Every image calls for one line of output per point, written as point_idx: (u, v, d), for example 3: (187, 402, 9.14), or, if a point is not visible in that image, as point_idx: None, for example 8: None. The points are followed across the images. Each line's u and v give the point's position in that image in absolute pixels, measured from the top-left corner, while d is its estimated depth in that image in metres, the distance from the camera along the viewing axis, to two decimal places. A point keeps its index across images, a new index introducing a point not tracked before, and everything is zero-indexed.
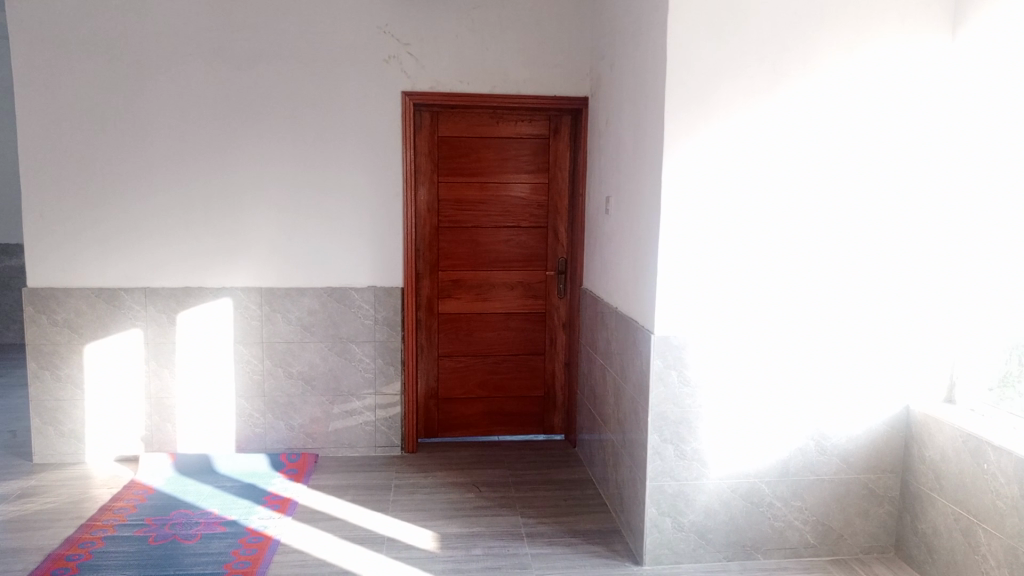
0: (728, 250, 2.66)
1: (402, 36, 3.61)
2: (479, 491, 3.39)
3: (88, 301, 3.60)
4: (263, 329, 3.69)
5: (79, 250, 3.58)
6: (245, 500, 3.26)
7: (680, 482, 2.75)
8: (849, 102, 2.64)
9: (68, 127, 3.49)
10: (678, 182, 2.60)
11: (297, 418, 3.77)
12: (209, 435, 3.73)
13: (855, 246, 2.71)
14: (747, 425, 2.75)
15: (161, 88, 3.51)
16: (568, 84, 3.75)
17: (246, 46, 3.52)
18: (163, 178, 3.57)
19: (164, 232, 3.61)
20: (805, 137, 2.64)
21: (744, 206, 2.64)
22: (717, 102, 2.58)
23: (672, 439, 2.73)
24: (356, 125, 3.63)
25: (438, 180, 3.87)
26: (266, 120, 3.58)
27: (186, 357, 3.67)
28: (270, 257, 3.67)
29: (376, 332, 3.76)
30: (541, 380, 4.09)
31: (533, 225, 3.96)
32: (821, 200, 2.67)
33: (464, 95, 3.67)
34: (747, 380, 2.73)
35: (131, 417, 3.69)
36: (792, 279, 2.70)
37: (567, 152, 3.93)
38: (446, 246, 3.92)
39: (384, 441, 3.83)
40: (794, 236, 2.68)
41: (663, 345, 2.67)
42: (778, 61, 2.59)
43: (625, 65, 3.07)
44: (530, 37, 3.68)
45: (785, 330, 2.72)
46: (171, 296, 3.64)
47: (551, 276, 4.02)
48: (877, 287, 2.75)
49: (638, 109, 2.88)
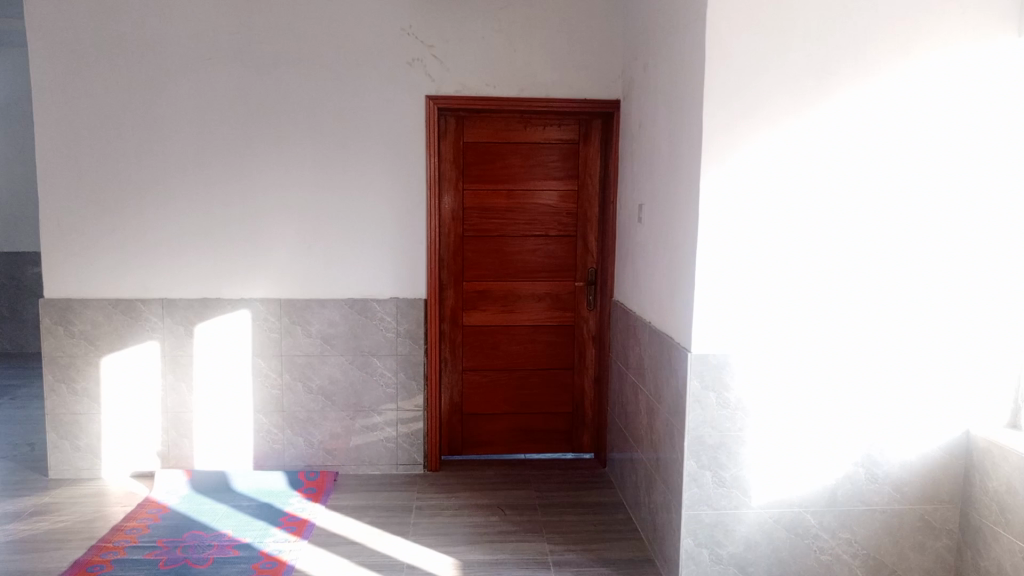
0: (771, 263, 2.48)
1: (426, 38, 3.47)
2: (503, 514, 3.23)
3: (104, 313, 3.52)
4: (282, 342, 3.58)
5: (95, 260, 3.50)
6: (260, 521, 3.14)
7: (718, 511, 2.57)
8: (904, 103, 2.44)
9: (86, 134, 3.41)
10: (718, 191, 2.42)
11: (317, 434, 3.64)
12: (227, 451, 3.62)
13: (911, 258, 2.51)
14: (792, 451, 2.55)
15: (180, 94, 3.42)
16: (599, 86, 3.58)
17: (266, 50, 3.42)
18: (181, 186, 3.47)
19: (181, 241, 3.51)
20: (856, 140, 2.44)
21: (788, 216, 2.46)
22: (760, 102, 2.40)
23: (710, 465, 2.54)
24: (378, 131, 3.50)
25: (463, 187, 3.72)
26: (286, 127, 3.47)
27: (203, 370, 3.57)
28: (290, 267, 3.56)
29: (398, 345, 3.62)
30: (570, 395, 3.92)
31: (561, 234, 3.79)
32: (874, 209, 2.47)
33: (490, 98, 3.53)
34: (792, 402, 2.53)
35: (147, 431, 3.59)
36: (842, 293, 2.50)
37: (598, 157, 3.76)
38: (471, 255, 3.78)
39: (406, 459, 3.69)
40: (844, 248, 2.48)
41: (701, 364, 2.49)
42: (827, 59, 2.40)
43: (660, 64, 2.90)
44: (559, 38, 3.53)
45: (834, 348, 2.52)
46: (188, 308, 3.54)
47: (580, 287, 3.84)
48: (935, 303, 2.54)
49: (674, 112, 2.71)
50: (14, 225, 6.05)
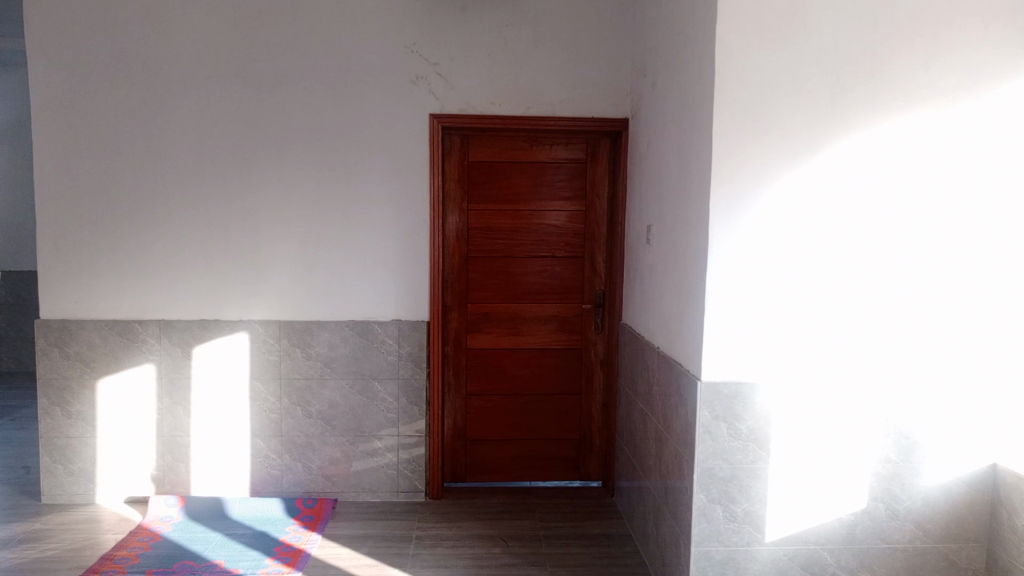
0: (784, 287, 2.37)
1: (431, 56, 3.41)
2: (506, 545, 3.11)
3: (101, 334, 3.45)
4: (281, 365, 3.49)
5: (92, 279, 3.44)
6: (254, 551, 3.03)
7: (730, 548, 2.44)
8: (924, 121, 2.34)
9: (86, 153, 3.36)
10: (728, 211, 2.32)
11: (316, 459, 3.54)
12: (223, 478, 3.52)
13: (933, 282, 2.39)
14: (808, 486, 2.43)
15: (181, 112, 3.36)
16: (607, 104, 3.50)
17: (268, 67, 3.36)
18: (180, 205, 3.41)
19: (180, 261, 3.44)
20: (873, 159, 2.34)
21: (802, 239, 2.35)
22: (773, 119, 2.31)
23: (720, 499, 2.42)
24: (381, 149, 3.43)
25: (468, 207, 3.64)
26: (287, 145, 3.40)
27: (200, 393, 3.48)
28: (290, 287, 3.48)
29: (399, 369, 3.52)
30: (577, 421, 3.80)
31: (568, 255, 3.70)
32: (892, 231, 2.37)
33: (496, 117, 3.45)
34: (807, 433, 2.41)
35: (142, 456, 3.50)
36: (860, 320, 2.39)
37: (606, 177, 3.67)
38: (475, 277, 3.68)
39: (408, 486, 3.58)
40: (861, 272, 2.37)
41: (711, 393, 2.37)
42: (842, 74, 2.31)
43: (669, 81, 2.81)
44: (566, 56, 3.45)
45: (850, 377, 2.40)
46: (186, 329, 3.46)
47: (588, 309, 3.74)
48: (958, 330, 2.41)
49: (683, 130, 2.62)
50: (13, 243, 6.04)
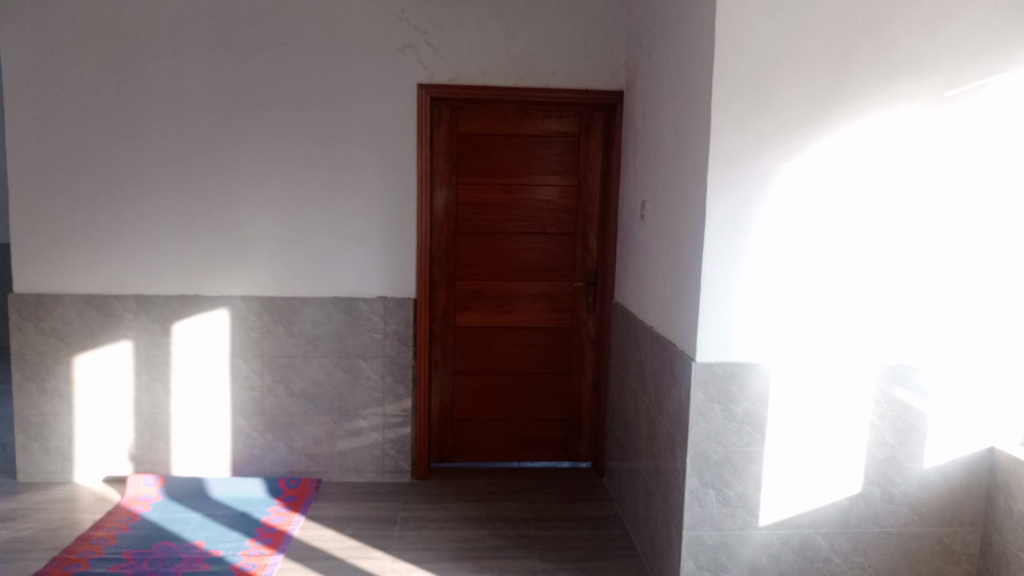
0: (783, 266, 2.28)
1: (419, 23, 3.29)
2: (493, 527, 3.05)
3: (77, 308, 3.34)
4: (263, 342, 3.40)
5: (68, 252, 3.32)
6: (235, 533, 2.96)
7: (722, 533, 2.38)
8: (932, 93, 2.25)
9: (60, 120, 3.23)
10: (726, 187, 2.23)
11: (300, 438, 3.46)
12: (204, 457, 3.44)
13: (936, 263, 2.31)
14: (803, 470, 2.36)
15: (159, 79, 3.23)
16: (601, 77, 3.38)
17: (250, 34, 3.23)
18: (159, 175, 3.29)
19: (158, 234, 3.33)
20: (878, 133, 2.25)
21: (802, 216, 2.27)
22: (774, 90, 2.21)
23: (714, 483, 2.35)
24: (368, 121, 3.32)
25: (457, 181, 3.52)
26: (269, 115, 3.28)
27: (180, 371, 3.38)
28: (272, 262, 3.37)
29: (386, 347, 3.44)
30: (566, 402, 3.73)
31: (559, 231, 3.60)
32: (895, 209, 2.28)
33: (487, 88, 3.34)
34: (803, 416, 2.34)
35: (121, 434, 3.41)
36: (861, 301, 2.31)
37: (599, 152, 3.56)
38: (463, 253, 3.58)
39: (393, 466, 3.52)
40: (863, 251, 2.29)
41: (706, 374, 2.30)
42: (847, 45, 2.20)
43: (666, 51, 2.70)
44: (559, 25, 3.34)
45: (848, 359, 2.33)
46: (165, 304, 3.36)
47: (579, 288, 3.65)
48: (960, 312, 2.34)
49: (681, 102, 2.52)
50: None
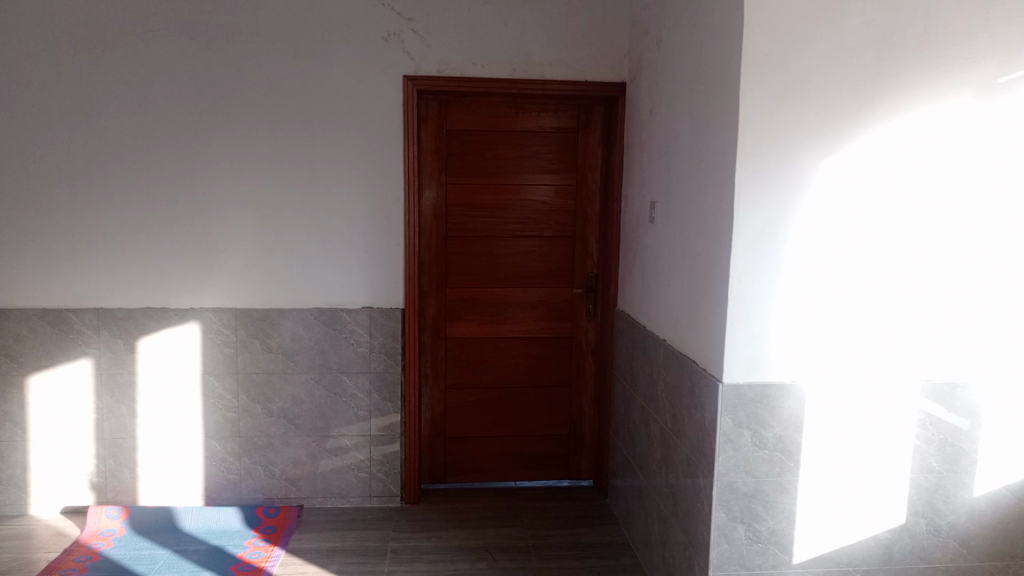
0: (816, 276, 2.05)
1: (405, 10, 3.02)
2: (493, 559, 2.80)
3: (29, 324, 3.04)
4: (237, 358, 3.12)
5: (19, 262, 3.01)
6: (207, 571, 2.68)
7: (752, 572, 2.14)
8: (981, 83, 2.02)
9: (9, 117, 2.93)
10: (755, 190, 1.99)
11: (279, 462, 3.19)
12: (174, 485, 3.15)
13: (983, 270, 2.09)
14: (840, 501, 2.14)
15: (117, 72, 2.94)
16: (603, 67, 3.13)
17: (218, 21, 2.94)
18: (119, 176, 2.99)
19: (119, 241, 3.03)
20: (923, 126, 2.03)
21: (838, 222, 2.03)
22: (809, 79, 1.97)
23: (743, 517, 2.12)
24: (349, 116, 3.04)
25: (446, 181, 3.26)
26: (241, 110, 3.00)
27: (145, 391, 3.10)
28: (245, 271, 3.09)
29: (371, 362, 3.17)
30: (566, 416, 3.49)
31: (557, 234, 3.34)
32: (941, 212, 2.06)
33: (478, 80, 3.08)
34: (840, 442, 2.11)
35: (81, 461, 3.12)
36: (903, 313, 2.08)
37: (600, 149, 3.31)
38: (454, 258, 3.32)
39: (381, 490, 3.25)
40: (905, 259, 2.06)
41: (734, 398, 2.06)
42: (889, 28, 1.97)
43: (680, 35, 2.46)
44: (556, 11, 3.08)
45: (888, 378, 2.10)
46: (128, 319, 3.06)
47: (579, 295, 3.40)
48: (1008, 324, 2.13)
49: (698, 92, 2.28)
50: None
